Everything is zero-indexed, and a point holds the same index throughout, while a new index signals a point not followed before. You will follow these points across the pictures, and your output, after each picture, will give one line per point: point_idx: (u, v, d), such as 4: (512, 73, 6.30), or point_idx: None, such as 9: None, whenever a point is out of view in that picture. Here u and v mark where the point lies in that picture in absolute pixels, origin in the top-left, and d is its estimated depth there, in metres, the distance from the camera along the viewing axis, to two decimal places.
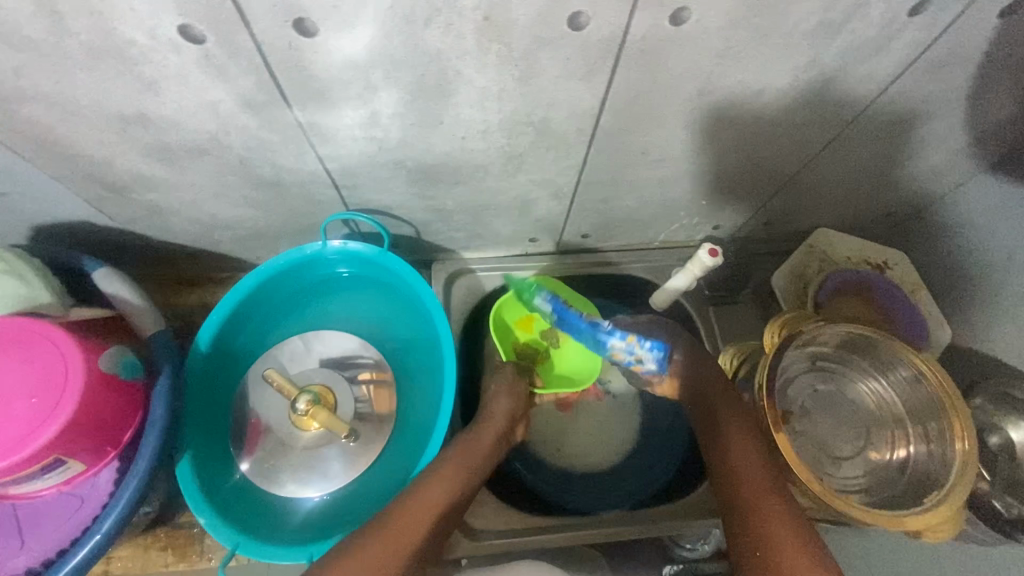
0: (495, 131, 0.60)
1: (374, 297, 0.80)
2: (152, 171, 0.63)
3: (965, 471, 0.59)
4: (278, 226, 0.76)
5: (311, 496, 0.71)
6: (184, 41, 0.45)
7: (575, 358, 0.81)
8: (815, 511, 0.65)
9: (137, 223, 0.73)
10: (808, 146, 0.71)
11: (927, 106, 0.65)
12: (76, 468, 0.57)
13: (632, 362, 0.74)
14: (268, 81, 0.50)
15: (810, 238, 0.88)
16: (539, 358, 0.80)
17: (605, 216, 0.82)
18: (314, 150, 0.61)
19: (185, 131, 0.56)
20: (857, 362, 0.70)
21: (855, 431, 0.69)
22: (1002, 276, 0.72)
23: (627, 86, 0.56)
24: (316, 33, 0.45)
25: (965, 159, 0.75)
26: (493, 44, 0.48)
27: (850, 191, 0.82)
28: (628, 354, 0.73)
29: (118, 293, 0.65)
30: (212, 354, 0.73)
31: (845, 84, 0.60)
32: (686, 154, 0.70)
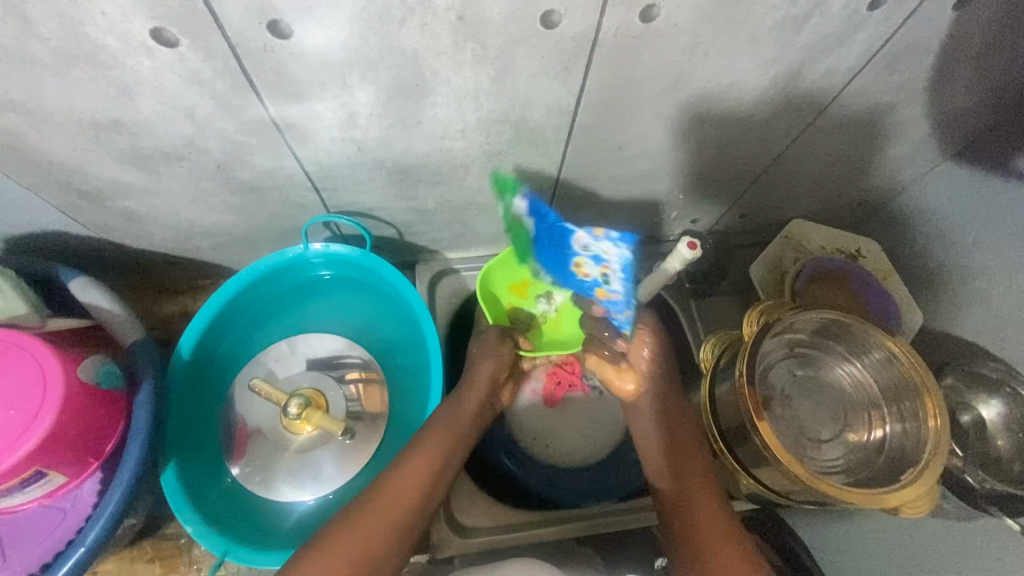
0: (473, 130, 0.61)
1: (358, 300, 0.80)
2: (128, 178, 0.62)
3: (938, 447, 0.60)
4: (259, 230, 0.76)
5: (305, 500, 0.71)
6: (157, 44, 0.45)
7: (567, 326, 0.80)
8: (799, 494, 0.66)
9: (114, 231, 0.72)
10: (780, 139, 0.73)
11: (891, 96, 0.68)
12: (57, 481, 0.56)
13: (599, 282, 0.70)
14: (244, 84, 0.50)
15: (786, 229, 0.90)
16: (530, 323, 0.80)
17: (585, 212, 0.83)
18: (293, 153, 0.61)
19: (160, 136, 0.56)
20: (832, 347, 0.72)
21: (833, 414, 0.71)
22: (967, 260, 0.75)
23: (602, 83, 0.57)
24: (290, 34, 0.46)
25: (928, 147, 0.78)
26: (468, 43, 0.49)
27: (822, 182, 0.85)
28: (594, 261, 0.67)
29: (95, 301, 0.64)
30: (195, 361, 0.72)
31: (812, 78, 0.62)
32: (662, 149, 0.71)
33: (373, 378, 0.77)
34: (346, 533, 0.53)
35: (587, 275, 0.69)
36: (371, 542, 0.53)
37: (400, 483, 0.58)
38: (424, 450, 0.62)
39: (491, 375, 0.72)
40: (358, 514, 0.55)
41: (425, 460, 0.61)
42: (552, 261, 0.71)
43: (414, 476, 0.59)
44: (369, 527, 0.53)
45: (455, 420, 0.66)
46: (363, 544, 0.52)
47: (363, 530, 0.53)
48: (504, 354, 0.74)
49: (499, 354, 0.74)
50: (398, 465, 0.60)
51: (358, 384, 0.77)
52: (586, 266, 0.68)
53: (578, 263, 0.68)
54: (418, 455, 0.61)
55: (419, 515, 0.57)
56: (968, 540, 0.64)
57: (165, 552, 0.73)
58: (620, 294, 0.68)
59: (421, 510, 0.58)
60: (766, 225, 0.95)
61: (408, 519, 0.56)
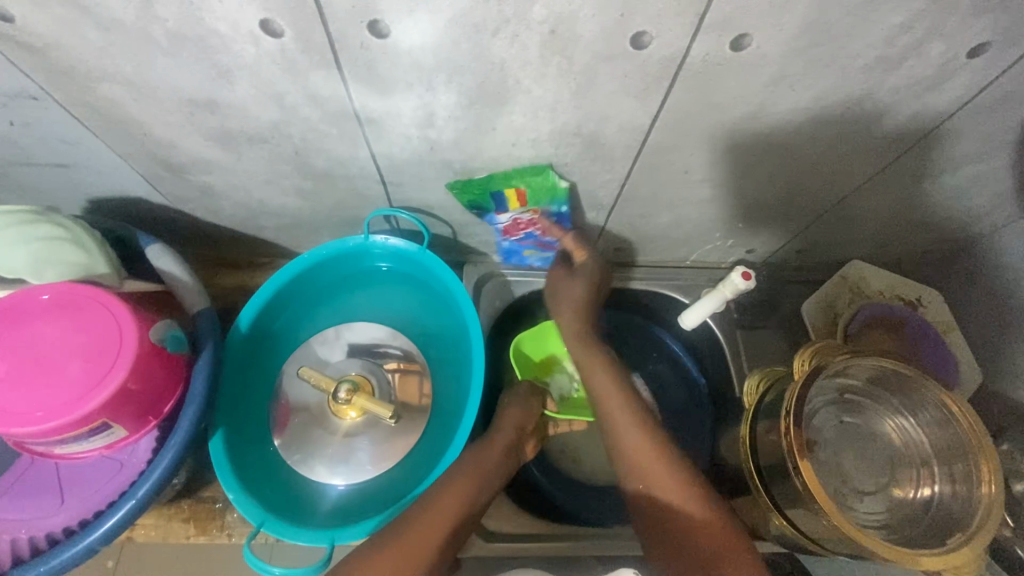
0: (544, 140, 0.61)
1: (409, 294, 0.82)
2: (210, 154, 0.65)
3: (990, 514, 0.58)
4: (323, 217, 0.79)
5: (336, 484, 0.73)
6: (264, 34, 0.47)
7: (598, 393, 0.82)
8: (838, 545, 0.64)
9: (188, 203, 0.76)
10: (853, 177, 0.71)
11: (978, 145, 0.65)
12: (119, 434, 0.59)
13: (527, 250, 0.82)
14: (335, 77, 0.52)
15: (844, 269, 0.88)
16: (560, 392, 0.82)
17: (640, 231, 0.83)
18: (368, 146, 0.63)
19: (249, 119, 0.59)
20: (885, 398, 0.69)
21: (878, 467, 0.69)
22: None
23: (680, 107, 0.57)
24: (388, 35, 0.47)
25: (1009, 202, 0.73)
26: (555, 57, 0.50)
27: (890, 225, 0.82)
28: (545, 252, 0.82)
29: (166, 267, 0.67)
30: (251, 335, 0.75)
31: (896, 119, 0.60)
32: (728, 177, 0.70)
33: (411, 369, 0.78)
34: (379, 556, 0.54)
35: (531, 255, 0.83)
36: (406, 563, 0.55)
37: (436, 507, 0.60)
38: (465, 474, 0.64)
39: (522, 419, 0.74)
40: (394, 537, 0.57)
41: (463, 486, 0.63)
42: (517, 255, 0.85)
43: (452, 500, 0.61)
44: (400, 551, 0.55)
45: (489, 451, 0.68)
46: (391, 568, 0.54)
47: (393, 553, 0.55)
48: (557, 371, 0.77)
49: (527, 403, 0.76)
50: (439, 489, 0.62)
51: (396, 374, 0.78)
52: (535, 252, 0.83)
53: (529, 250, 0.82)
54: (456, 479, 0.63)
55: (451, 539, 0.59)
56: None
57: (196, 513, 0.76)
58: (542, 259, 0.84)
59: (456, 536, 0.60)
60: (822, 262, 0.93)
61: (443, 542, 0.58)
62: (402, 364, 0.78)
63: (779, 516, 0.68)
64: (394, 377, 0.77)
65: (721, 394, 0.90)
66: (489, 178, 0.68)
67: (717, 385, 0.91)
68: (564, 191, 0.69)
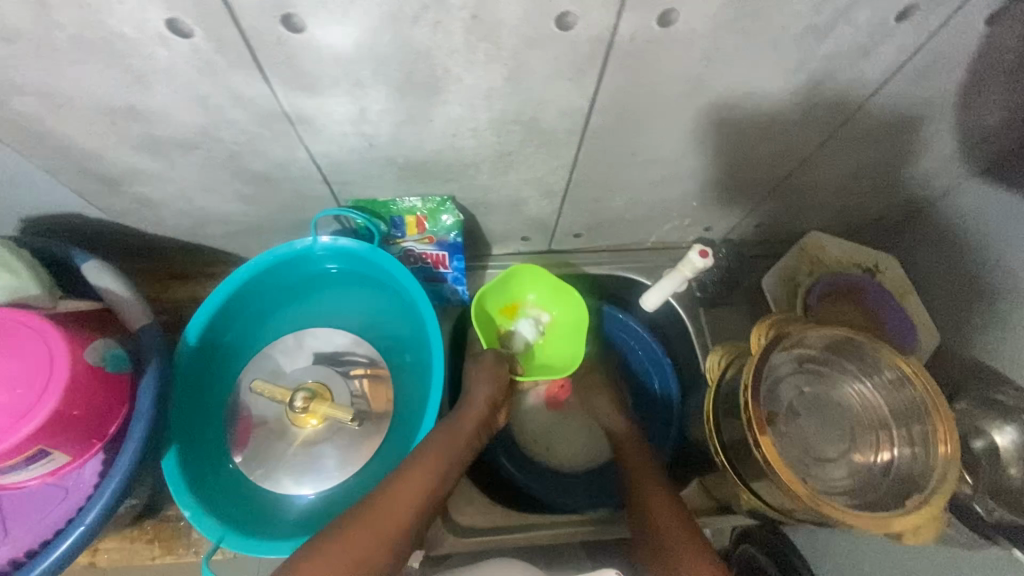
0: (484, 129, 0.60)
1: (364, 295, 0.80)
2: (141, 164, 0.63)
3: (947, 473, 0.59)
4: (271, 221, 0.77)
5: (305, 493, 0.71)
6: (173, 34, 0.45)
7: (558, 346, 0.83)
8: (802, 513, 0.64)
9: (128, 215, 0.73)
10: (800, 148, 0.71)
11: (920, 109, 0.65)
12: (60, 460, 0.57)
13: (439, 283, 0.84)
14: (257, 75, 0.50)
15: (803, 241, 0.89)
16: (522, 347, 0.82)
17: (596, 216, 0.82)
18: (304, 145, 0.61)
19: (175, 125, 0.56)
20: (843, 365, 0.70)
21: (839, 433, 0.70)
22: (993, 281, 0.73)
23: (617, 88, 0.56)
24: (304, 28, 0.45)
25: (957, 164, 0.76)
26: (482, 43, 0.48)
27: (843, 193, 0.83)
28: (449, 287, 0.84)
29: (106, 285, 0.65)
30: (201, 348, 0.73)
31: (834, 89, 0.60)
32: (677, 156, 0.70)
33: (379, 376, 0.77)
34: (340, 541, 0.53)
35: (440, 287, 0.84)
36: (366, 549, 0.53)
37: (397, 493, 0.58)
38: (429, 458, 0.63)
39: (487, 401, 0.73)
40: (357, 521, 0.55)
41: (426, 473, 0.61)
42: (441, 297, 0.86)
43: (413, 485, 0.60)
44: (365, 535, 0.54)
45: (453, 438, 0.67)
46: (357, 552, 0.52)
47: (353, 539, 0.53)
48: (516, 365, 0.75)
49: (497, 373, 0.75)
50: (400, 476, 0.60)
51: (364, 379, 0.77)
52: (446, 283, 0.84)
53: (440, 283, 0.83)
54: (420, 464, 0.62)
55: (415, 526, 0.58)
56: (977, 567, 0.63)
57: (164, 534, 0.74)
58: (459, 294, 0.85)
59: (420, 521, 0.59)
60: (781, 235, 0.94)
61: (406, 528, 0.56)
62: (369, 369, 0.77)
63: (745, 489, 0.69)
64: (363, 384, 0.76)
65: (688, 373, 0.90)
66: (392, 203, 0.73)
67: (685, 363, 0.91)
68: (456, 224, 0.74)
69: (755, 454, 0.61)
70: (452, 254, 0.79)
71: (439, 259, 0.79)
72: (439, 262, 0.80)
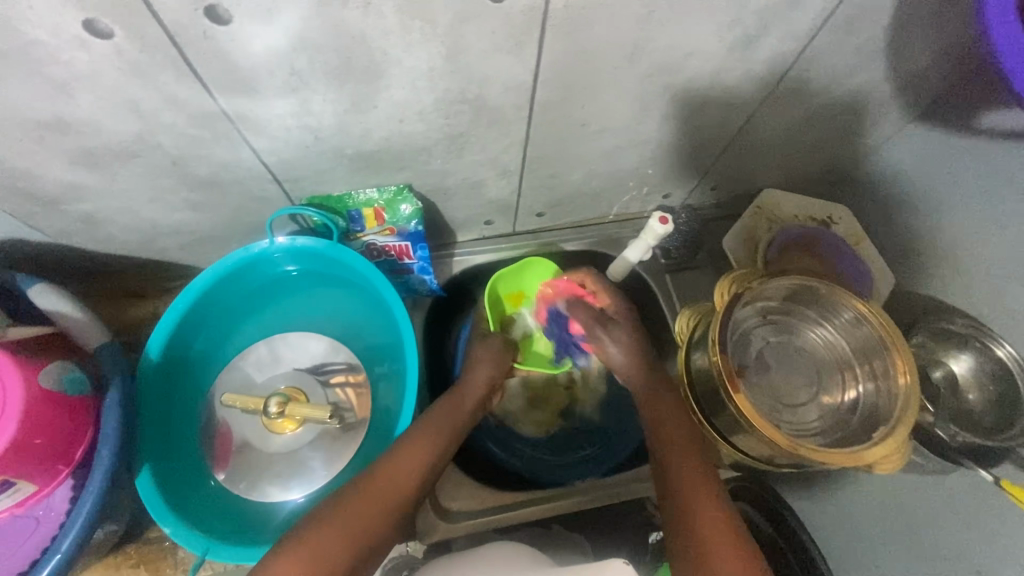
0: (431, 111, 0.60)
1: (330, 294, 0.79)
2: (78, 179, 0.61)
3: (908, 404, 0.61)
4: (226, 228, 0.75)
5: (292, 498, 0.71)
6: (91, 36, 0.44)
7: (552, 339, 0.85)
8: (780, 458, 0.66)
9: (73, 236, 0.71)
10: (745, 106, 0.73)
11: (853, 57, 0.67)
12: (26, 490, 0.55)
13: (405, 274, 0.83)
14: (187, 73, 0.49)
15: (758, 200, 0.91)
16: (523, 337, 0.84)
17: (556, 192, 0.83)
18: (248, 144, 0.60)
19: (108, 134, 0.55)
20: (804, 312, 0.72)
21: (808, 378, 0.72)
22: (937, 219, 0.76)
23: (557, 58, 0.56)
24: (229, 20, 0.44)
25: (895, 108, 0.78)
26: (416, 22, 0.48)
27: (791, 148, 0.85)
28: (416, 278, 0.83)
29: (56, 308, 0.63)
30: (165, 364, 0.71)
31: (768, 44, 0.62)
32: (627, 124, 0.71)
33: (359, 383, 0.76)
34: (331, 517, 0.54)
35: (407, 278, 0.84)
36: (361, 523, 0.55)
37: (390, 470, 0.60)
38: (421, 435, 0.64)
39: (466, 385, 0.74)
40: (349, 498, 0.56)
41: (418, 449, 0.62)
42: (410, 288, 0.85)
43: (405, 465, 0.61)
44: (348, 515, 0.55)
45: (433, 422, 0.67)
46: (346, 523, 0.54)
47: (343, 516, 0.55)
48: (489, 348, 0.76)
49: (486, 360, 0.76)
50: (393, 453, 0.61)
51: (345, 388, 0.76)
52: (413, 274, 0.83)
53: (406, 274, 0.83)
54: (412, 441, 0.63)
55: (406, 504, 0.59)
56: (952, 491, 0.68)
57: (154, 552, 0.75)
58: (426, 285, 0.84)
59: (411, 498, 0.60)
60: (738, 195, 0.96)
61: (396, 504, 0.58)
62: (349, 376, 0.77)
63: (725, 443, 0.70)
64: (345, 392, 0.76)
65: (661, 339, 0.92)
66: (349, 197, 0.72)
67: (657, 330, 0.93)
68: (416, 212, 0.73)
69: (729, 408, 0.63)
70: (415, 244, 0.77)
71: (399, 249, 0.78)
72: (401, 253, 0.79)
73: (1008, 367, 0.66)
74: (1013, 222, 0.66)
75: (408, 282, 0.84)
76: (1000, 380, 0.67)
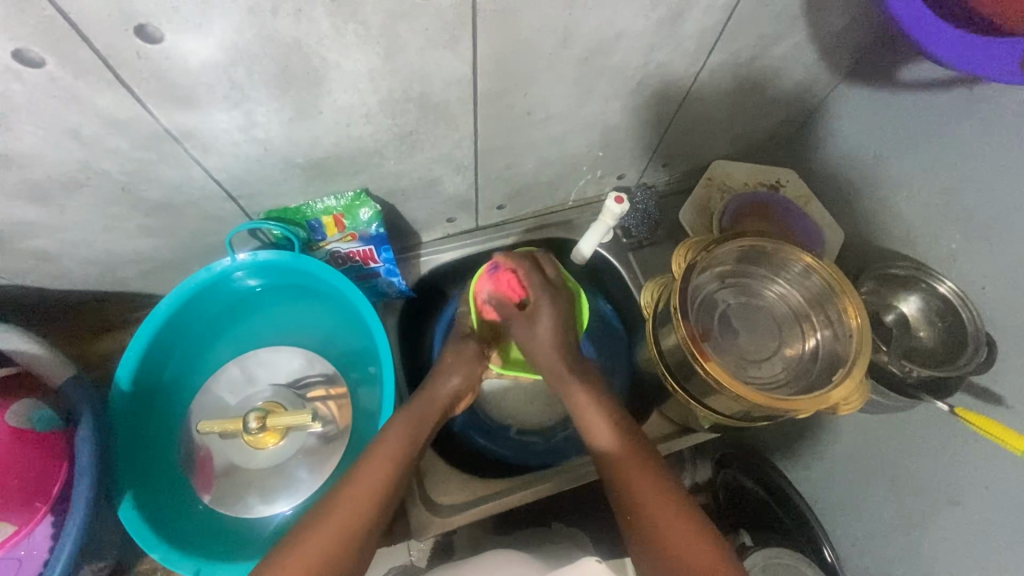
0: (377, 113, 0.61)
1: (299, 306, 0.79)
2: (27, 215, 0.60)
3: (863, 344, 0.65)
4: (186, 251, 0.75)
5: (281, 511, 0.72)
6: (22, 65, 0.44)
7: None
8: (752, 412, 0.69)
9: (27, 274, 0.70)
10: (682, 81, 0.76)
11: (776, 27, 0.71)
12: (5, 530, 0.56)
13: (374, 278, 0.84)
14: (126, 95, 0.49)
15: (708, 172, 0.95)
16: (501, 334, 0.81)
17: (512, 183, 0.85)
18: (198, 163, 0.60)
19: (51, 164, 0.54)
20: (759, 272, 0.75)
21: (770, 334, 0.75)
22: (874, 171, 0.81)
23: (494, 50, 0.58)
24: (162, 38, 0.45)
25: (824, 71, 0.82)
26: (349, 25, 0.49)
27: (733, 118, 0.88)
28: (385, 282, 0.84)
29: (15, 346, 0.62)
30: (137, 394, 0.71)
31: (693, 19, 0.65)
32: (570, 109, 0.73)
33: (341, 395, 0.77)
34: (310, 534, 0.54)
35: (374, 283, 0.84)
36: (336, 540, 0.54)
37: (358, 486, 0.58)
38: (387, 443, 0.63)
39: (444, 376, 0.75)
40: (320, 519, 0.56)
41: (384, 456, 0.62)
42: (379, 291, 0.86)
43: (372, 478, 0.59)
44: (331, 526, 0.55)
45: (413, 420, 0.67)
46: (328, 538, 0.54)
47: (322, 530, 0.55)
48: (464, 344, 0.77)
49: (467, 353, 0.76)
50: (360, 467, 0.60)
51: (328, 401, 0.77)
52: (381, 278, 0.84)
53: (374, 278, 0.83)
54: (377, 449, 0.62)
55: (383, 510, 0.58)
56: (918, 423, 0.73)
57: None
58: (396, 287, 0.85)
59: (387, 504, 0.59)
60: (690, 168, 0.99)
61: (371, 514, 0.57)
62: (330, 389, 0.77)
63: (699, 405, 0.73)
64: (328, 404, 0.77)
65: (631, 315, 0.95)
66: (307, 206, 0.72)
67: (626, 307, 0.96)
68: (377, 214, 0.73)
69: (700, 375, 0.65)
70: (379, 247, 0.77)
71: (363, 253, 0.78)
72: (365, 258, 0.80)
73: (951, 303, 0.70)
74: (939, 167, 0.71)
75: (378, 286, 0.85)
76: (945, 316, 0.71)
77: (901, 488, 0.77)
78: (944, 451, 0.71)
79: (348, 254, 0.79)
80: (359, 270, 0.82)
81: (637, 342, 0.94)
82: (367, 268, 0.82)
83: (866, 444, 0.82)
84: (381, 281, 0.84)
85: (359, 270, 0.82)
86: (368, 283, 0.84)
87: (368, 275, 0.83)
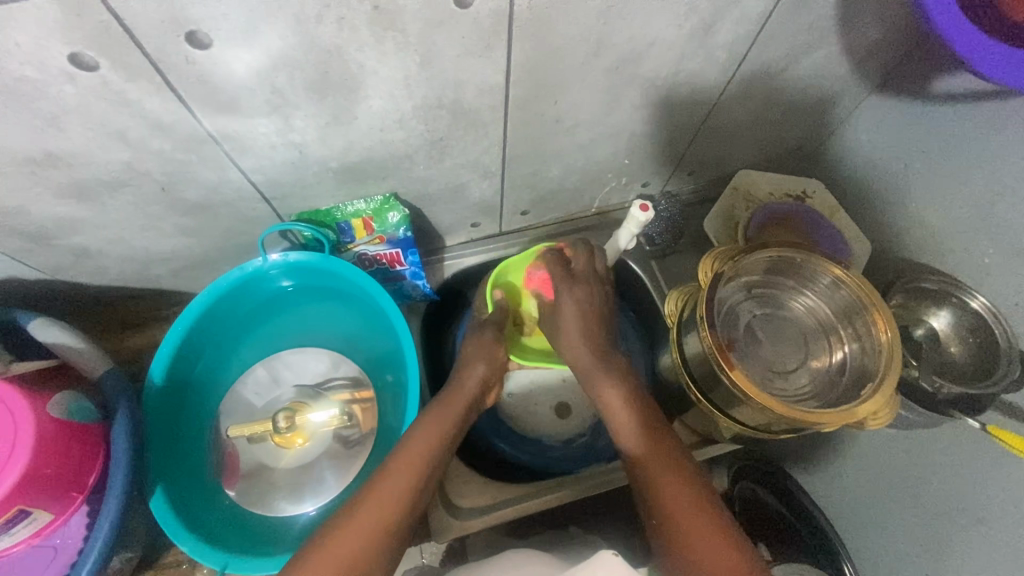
0: (410, 118, 0.62)
1: (326, 307, 0.81)
2: (70, 212, 0.62)
3: (893, 357, 0.64)
4: (218, 250, 0.77)
5: (307, 510, 0.73)
6: (77, 69, 0.45)
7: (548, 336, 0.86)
8: (778, 424, 0.68)
9: (67, 270, 0.72)
10: (710, 91, 0.76)
11: (807, 37, 0.70)
12: (43, 518, 0.57)
13: (399, 279, 0.84)
14: (172, 98, 0.51)
15: (734, 180, 0.94)
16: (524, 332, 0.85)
17: (537, 190, 0.85)
18: (235, 165, 0.61)
19: (96, 163, 0.56)
20: (785, 284, 0.75)
21: (795, 346, 0.74)
22: (904, 184, 0.80)
23: (526, 59, 0.58)
24: (209, 44, 0.46)
25: (854, 82, 0.81)
26: (388, 33, 0.50)
27: (759, 128, 0.88)
28: (409, 284, 0.85)
29: (57, 340, 0.64)
30: (169, 389, 0.72)
31: (725, 29, 0.65)
32: (598, 118, 0.73)
33: (366, 399, 0.78)
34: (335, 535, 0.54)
35: (398, 284, 0.85)
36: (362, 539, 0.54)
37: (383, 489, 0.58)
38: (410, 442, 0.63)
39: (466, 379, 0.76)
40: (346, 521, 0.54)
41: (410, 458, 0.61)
42: (403, 292, 0.87)
43: (402, 475, 0.60)
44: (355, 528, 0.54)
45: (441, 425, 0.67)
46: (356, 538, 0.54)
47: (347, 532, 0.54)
48: (483, 352, 0.77)
49: (489, 350, 0.77)
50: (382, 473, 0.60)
51: (352, 404, 0.78)
52: (405, 279, 0.84)
53: (399, 279, 0.84)
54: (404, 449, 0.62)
55: (411, 509, 0.58)
56: (947, 440, 0.72)
57: (182, 570, 0.79)
58: (420, 289, 0.86)
59: (411, 506, 0.59)
60: (714, 178, 0.99)
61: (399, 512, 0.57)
62: (355, 393, 0.79)
63: (723, 416, 0.72)
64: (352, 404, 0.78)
65: (652, 323, 0.95)
66: (337, 209, 0.74)
67: (647, 316, 0.96)
68: (404, 217, 0.75)
69: (729, 387, 0.64)
70: (406, 250, 0.79)
71: (388, 255, 0.79)
72: (390, 260, 0.80)
73: (983, 318, 0.69)
74: (973, 181, 0.70)
75: (402, 287, 0.86)
76: (976, 333, 0.70)
77: (925, 506, 0.76)
78: (974, 470, 0.69)
79: (374, 256, 0.80)
80: (384, 271, 0.83)
81: (658, 351, 0.94)
82: (391, 269, 0.82)
83: (889, 460, 0.81)
84: (404, 283, 0.85)
85: (384, 271, 0.83)
86: (393, 283, 0.85)
87: (392, 277, 0.84)
